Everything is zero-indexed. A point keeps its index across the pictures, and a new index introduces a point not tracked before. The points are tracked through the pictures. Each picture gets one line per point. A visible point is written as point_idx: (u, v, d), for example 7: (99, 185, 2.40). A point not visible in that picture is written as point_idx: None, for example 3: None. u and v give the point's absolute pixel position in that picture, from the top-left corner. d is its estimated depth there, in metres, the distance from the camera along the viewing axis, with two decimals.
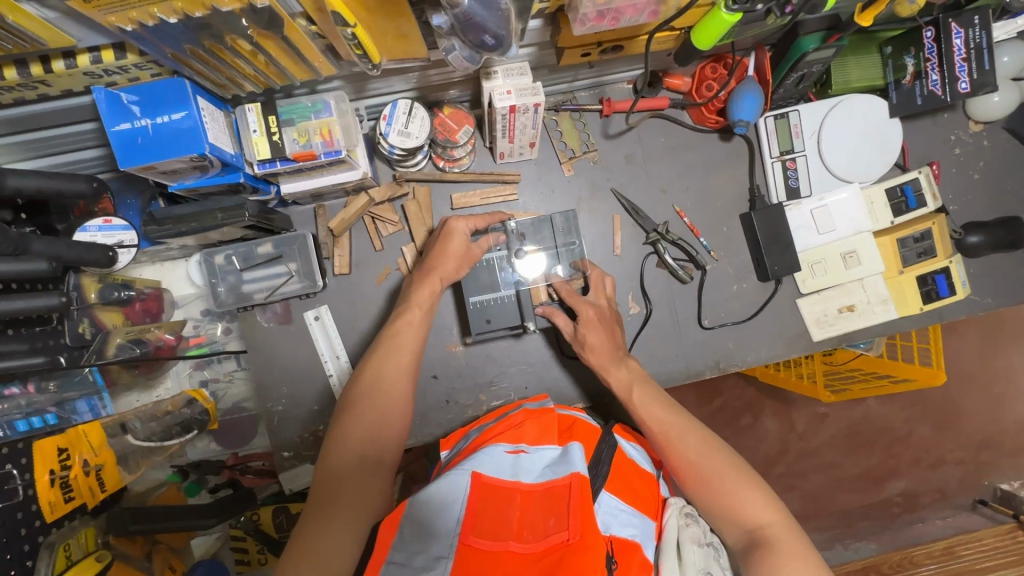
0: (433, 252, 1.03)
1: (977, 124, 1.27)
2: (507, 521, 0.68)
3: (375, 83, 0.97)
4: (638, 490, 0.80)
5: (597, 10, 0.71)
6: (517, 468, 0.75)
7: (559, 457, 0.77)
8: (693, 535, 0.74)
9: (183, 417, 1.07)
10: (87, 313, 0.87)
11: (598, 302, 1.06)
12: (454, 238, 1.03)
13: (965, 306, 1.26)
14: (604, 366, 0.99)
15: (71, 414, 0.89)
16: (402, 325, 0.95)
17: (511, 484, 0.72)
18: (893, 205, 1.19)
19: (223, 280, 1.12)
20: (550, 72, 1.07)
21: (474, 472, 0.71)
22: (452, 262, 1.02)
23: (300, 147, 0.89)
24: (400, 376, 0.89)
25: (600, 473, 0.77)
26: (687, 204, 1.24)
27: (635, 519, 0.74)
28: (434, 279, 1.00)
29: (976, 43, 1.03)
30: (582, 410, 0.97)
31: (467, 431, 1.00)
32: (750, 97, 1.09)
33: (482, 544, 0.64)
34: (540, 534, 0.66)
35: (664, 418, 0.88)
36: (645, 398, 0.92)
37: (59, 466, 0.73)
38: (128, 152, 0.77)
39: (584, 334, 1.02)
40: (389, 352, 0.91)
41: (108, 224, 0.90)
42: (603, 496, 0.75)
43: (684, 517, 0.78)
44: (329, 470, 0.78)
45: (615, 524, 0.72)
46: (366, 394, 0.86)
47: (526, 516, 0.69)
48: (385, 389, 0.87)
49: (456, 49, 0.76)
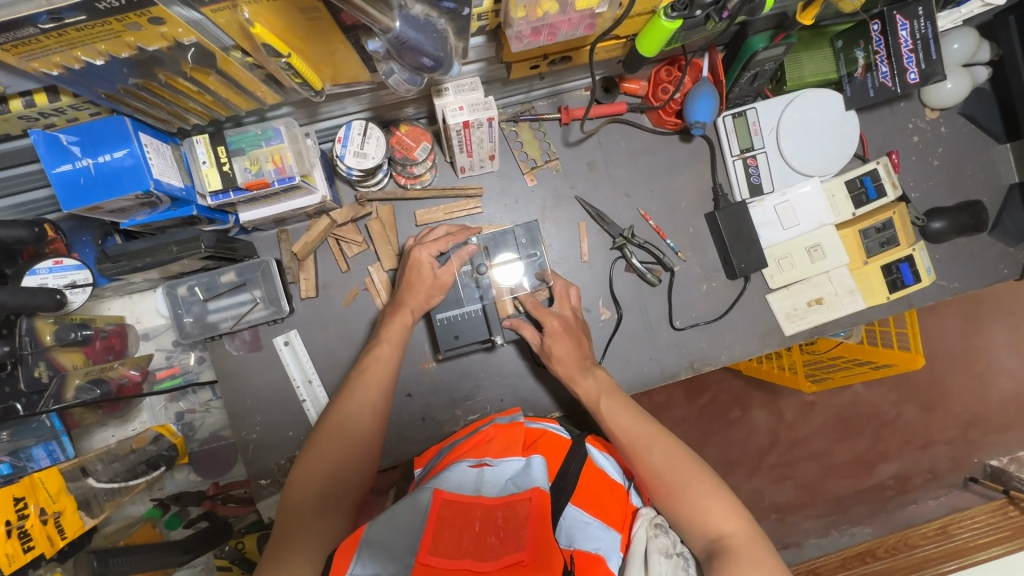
0: (402, 286, 1.05)
1: (933, 110, 1.29)
2: (468, 538, 0.69)
3: (326, 107, 0.96)
4: (605, 502, 0.80)
5: (532, 26, 0.72)
6: (480, 484, 0.77)
7: (521, 470, 0.79)
8: (661, 546, 0.76)
9: (148, 455, 1.07)
10: (44, 356, 0.87)
11: (563, 313, 1.06)
12: (422, 270, 1.03)
13: (933, 292, 1.27)
14: (571, 377, 1.00)
15: (26, 463, 0.86)
16: (371, 360, 0.98)
17: (473, 498, 0.74)
18: (853, 197, 1.20)
19: (189, 310, 1.12)
20: (503, 85, 1.07)
21: (435, 489, 0.73)
22: (423, 292, 1.03)
23: (252, 176, 0.89)
24: (366, 412, 0.91)
25: (566, 486, 0.79)
26: (652, 206, 1.24)
27: (602, 531, 0.75)
28: (406, 313, 1.03)
29: (921, 33, 1.03)
30: (554, 422, 0.98)
31: (440, 449, 1.00)
32: (704, 99, 1.09)
33: (439, 561, 0.64)
34: (499, 551, 0.66)
35: (633, 428, 0.89)
36: (614, 407, 0.93)
37: (15, 516, 0.71)
38: (70, 194, 0.76)
39: (550, 347, 1.03)
40: (355, 388, 0.94)
41: (59, 265, 0.88)
42: (569, 509, 0.77)
43: (653, 527, 0.79)
44: (292, 504, 0.80)
45: (580, 538, 0.73)
46: (333, 429, 0.88)
47: (487, 531, 0.70)
48: (350, 427, 0.89)
49: (395, 72, 0.76)
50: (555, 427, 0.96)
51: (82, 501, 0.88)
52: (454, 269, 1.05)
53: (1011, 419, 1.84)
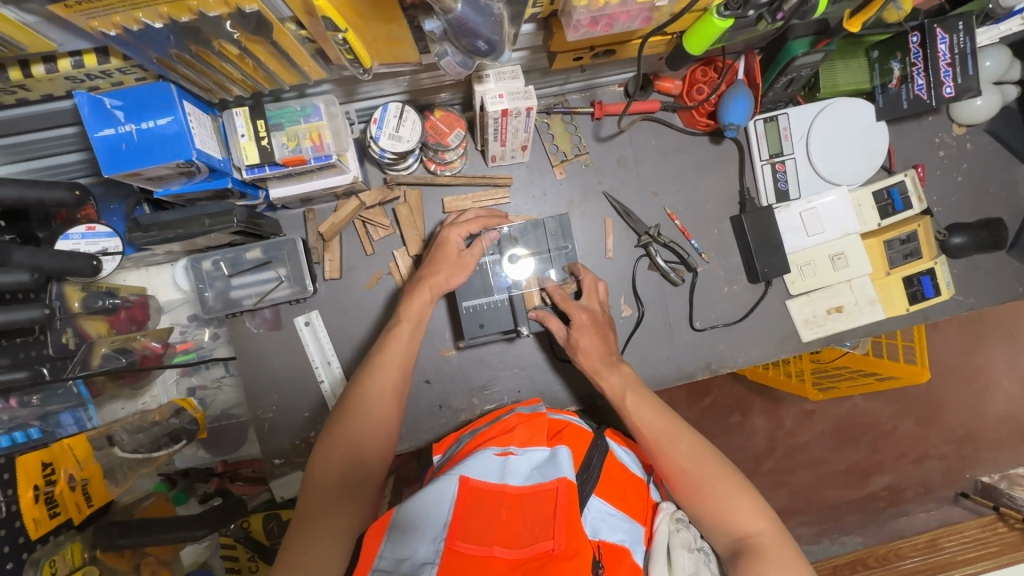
0: (426, 263, 1.04)
1: (960, 126, 1.29)
2: (494, 525, 0.69)
3: (365, 87, 0.95)
4: (628, 496, 0.81)
5: (591, 16, 0.71)
6: (505, 472, 0.76)
7: (546, 460, 0.78)
8: (684, 540, 0.77)
9: (171, 428, 1.06)
10: (71, 323, 0.86)
11: (590, 307, 1.06)
12: (449, 248, 1.03)
13: (950, 306, 1.29)
14: (596, 370, 1.00)
15: (55, 429, 0.86)
16: (391, 340, 0.95)
17: (498, 487, 0.74)
18: (879, 208, 1.21)
19: (211, 286, 1.10)
20: (541, 75, 1.06)
21: (461, 477, 0.72)
22: (445, 271, 1.02)
23: (289, 152, 0.88)
24: (386, 396, 0.89)
25: (590, 478, 0.79)
26: (678, 206, 1.25)
27: (625, 524, 0.76)
28: (425, 290, 1.00)
29: (960, 48, 1.04)
30: (574, 414, 0.98)
31: (459, 436, 1.00)
32: (740, 101, 1.09)
33: (469, 549, 0.64)
34: (526, 541, 0.66)
35: (657, 424, 0.89)
36: (638, 403, 0.93)
37: (43, 482, 0.71)
38: (112, 158, 0.75)
39: (576, 340, 1.03)
40: (375, 369, 0.91)
41: (92, 232, 0.88)
42: (593, 501, 0.76)
43: (675, 522, 0.80)
44: (314, 488, 0.80)
45: (604, 529, 0.73)
46: (353, 410, 0.87)
47: (514, 519, 0.70)
48: (371, 409, 0.87)
49: (448, 54, 0.75)
50: (577, 419, 0.96)
51: (108, 470, 0.88)
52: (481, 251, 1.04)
53: (1005, 436, 1.87)
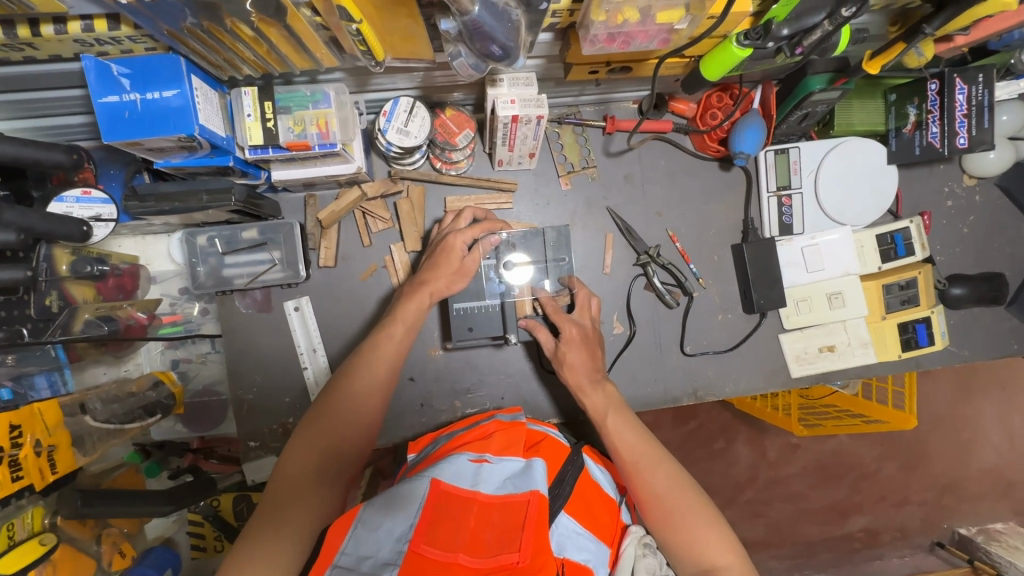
0: (427, 266, 1.01)
1: (971, 178, 1.28)
2: (461, 532, 0.67)
3: (378, 78, 0.94)
4: (599, 517, 0.79)
5: (608, 32, 0.70)
6: (477, 479, 0.75)
7: (520, 471, 0.76)
8: (649, 566, 0.77)
9: (147, 400, 1.05)
10: (57, 286, 0.85)
11: (581, 322, 1.05)
12: (451, 254, 1.00)
13: (942, 356, 1.28)
14: (580, 387, 0.99)
15: (28, 391, 0.85)
16: (382, 338, 0.92)
17: (469, 494, 0.72)
18: (882, 251, 1.20)
19: (204, 261, 1.09)
20: (556, 84, 1.05)
21: (433, 480, 0.71)
22: (446, 277, 0.99)
23: (294, 137, 0.88)
24: (372, 394, 0.88)
25: (562, 494, 0.77)
26: (681, 228, 1.24)
27: (593, 544, 0.75)
28: (424, 294, 0.97)
29: (977, 100, 1.03)
30: (554, 426, 0.96)
31: (436, 436, 0.98)
32: (752, 130, 1.08)
33: (433, 553, 0.63)
34: (492, 551, 0.65)
35: (637, 447, 0.88)
36: (619, 424, 0.91)
37: (8, 445, 0.70)
38: (113, 125, 0.74)
39: (563, 354, 1.02)
40: (365, 365, 0.89)
41: (87, 196, 0.87)
42: (561, 517, 0.75)
43: (642, 547, 0.80)
44: (287, 477, 0.78)
45: (570, 547, 0.72)
46: (337, 402, 0.85)
47: (481, 528, 0.68)
48: (356, 404, 0.86)
49: (461, 56, 0.75)
50: (556, 432, 0.94)
51: (77, 437, 0.86)
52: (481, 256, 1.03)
53: (986, 490, 1.86)
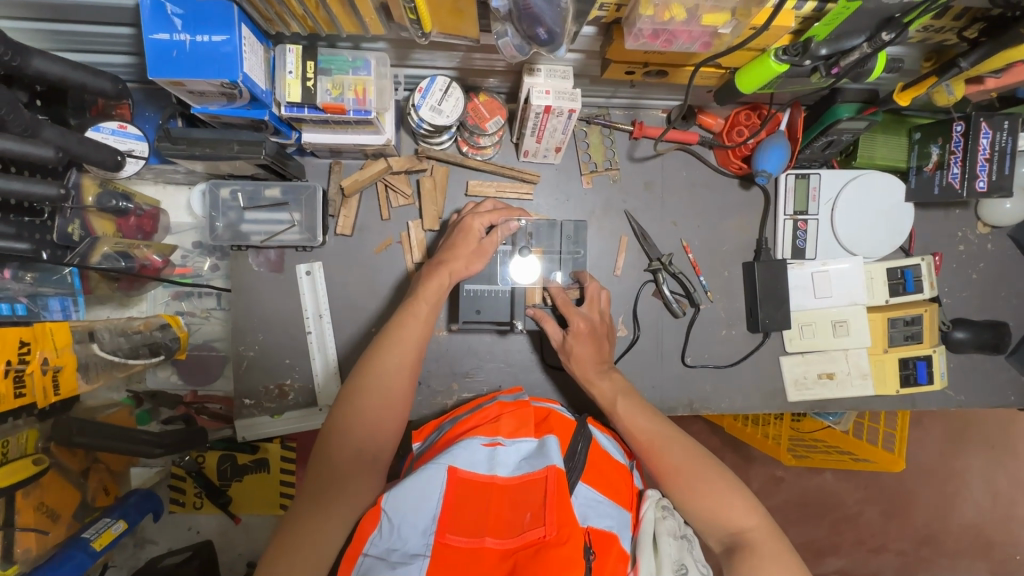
0: (445, 247, 1.01)
1: (984, 226, 1.30)
2: (484, 516, 0.69)
3: (419, 54, 0.95)
4: (614, 483, 0.81)
5: (653, 28, 0.72)
6: (493, 462, 0.76)
7: (535, 450, 0.78)
8: (669, 528, 0.77)
9: (153, 340, 1.04)
10: (80, 215, 0.86)
11: (590, 317, 1.06)
12: (469, 236, 1.01)
13: (937, 398, 1.29)
14: (588, 379, 1.01)
15: (42, 311, 0.86)
16: (407, 318, 0.91)
17: (487, 478, 0.73)
18: (890, 285, 1.21)
19: (223, 216, 1.10)
20: (590, 82, 1.07)
21: (449, 467, 0.72)
22: (464, 258, 0.99)
23: (331, 99, 0.89)
24: (402, 376, 0.86)
25: (576, 466, 0.78)
26: (695, 240, 1.25)
27: (613, 511, 0.75)
28: (444, 273, 0.97)
29: (1000, 146, 1.05)
30: (558, 403, 0.99)
31: (440, 423, 0.99)
32: (776, 151, 1.10)
33: (459, 541, 0.66)
34: (516, 531, 0.67)
35: (650, 427, 0.90)
36: (629, 408, 0.93)
37: (16, 359, 0.70)
38: (160, 63, 0.76)
39: (571, 346, 1.03)
40: (392, 346, 0.88)
41: (122, 130, 0.89)
42: (580, 488, 0.76)
43: (661, 509, 0.80)
44: (326, 463, 0.78)
45: (592, 515, 0.73)
46: (370, 386, 0.84)
47: (502, 509, 0.70)
48: (388, 388, 0.84)
49: (508, 35, 0.76)
50: (559, 408, 0.96)
51: (83, 364, 0.86)
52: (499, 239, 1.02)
53: (965, 546, 1.86)
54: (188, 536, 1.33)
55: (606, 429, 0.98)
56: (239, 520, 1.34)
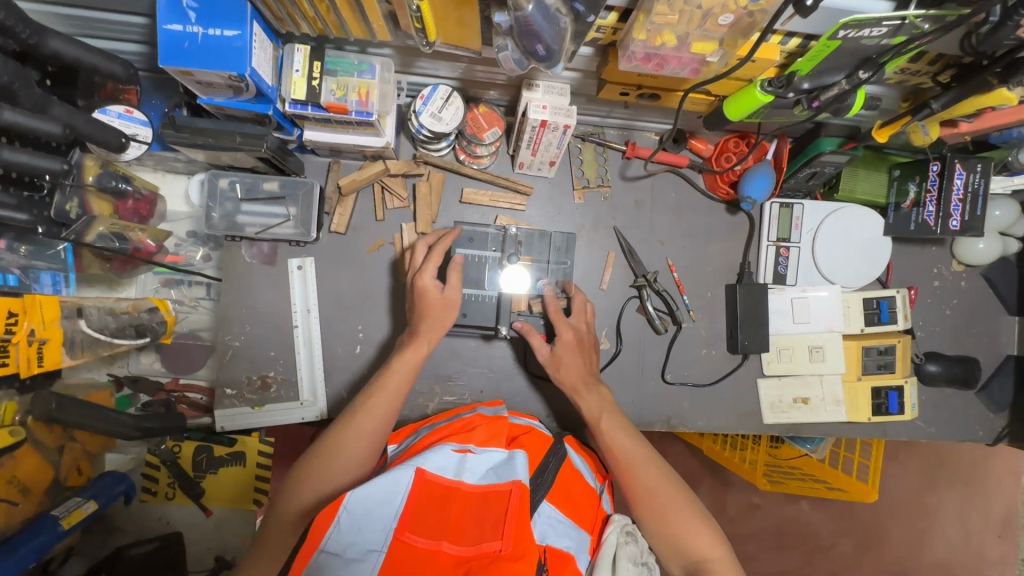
0: (416, 313, 1.01)
1: (959, 264, 1.34)
2: (444, 521, 0.70)
3: (423, 62, 0.99)
4: (579, 505, 0.82)
5: (646, 52, 0.75)
6: (461, 468, 0.77)
7: (503, 462, 0.79)
8: (630, 554, 0.78)
9: (140, 322, 1.04)
10: (79, 194, 0.88)
11: (577, 328, 1.08)
12: (427, 294, 1.00)
13: (909, 429, 1.32)
14: (574, 389, 1.03)
15: (32, 283, 0.87)
16: (378, 388, 0.91)
17: (453, 483, 0.75)
18: (866, 315, 1.25)
19: (220, 206, 1.11)
20: (587, 101, 1.11)
21: (418, 468, 0.73)
22: (433, 322, 0.99)
23: (335, 99, 0.92)
24: (363, 443, 0.86)
25: (544, 483, 0.80)
26: (681, 260, 1.28)
27: (573, 531, 0.77)
28: (420, 343, 0.97)
29: (973, 188, 1.10)
30: (536, 420, 1.01)
31: (417, 427, 0.99)
32: (761, 178, 1.14)
33: (417, 543, 0.66)
34: (473, 540, 0.68)
35: (630, 448, 0.91)
36: (612, 426, 0.94)
37: (3, 329, 0.71)
38: (170, 52, 0.78)
39: (559, 358, 1.05)
40: (358, 413, 0.89)
41: (128, 115, 0.91)
42: (544, 505, 0.77)
43: (624, 534, 0.81)
44: (277, 517, 0.82)
45: (552, 535, 0.74)
46: (329, 450, 0.85)
47: (463, 516, 0.71)
48: (347, 453, 0.85)
49: (508, 49, 0.79)
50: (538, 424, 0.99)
51: (69, 340, 0.86)
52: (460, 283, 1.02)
53: None
54: (158, 527, 1.32)
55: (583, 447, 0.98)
56: (211, 513, 1.33)
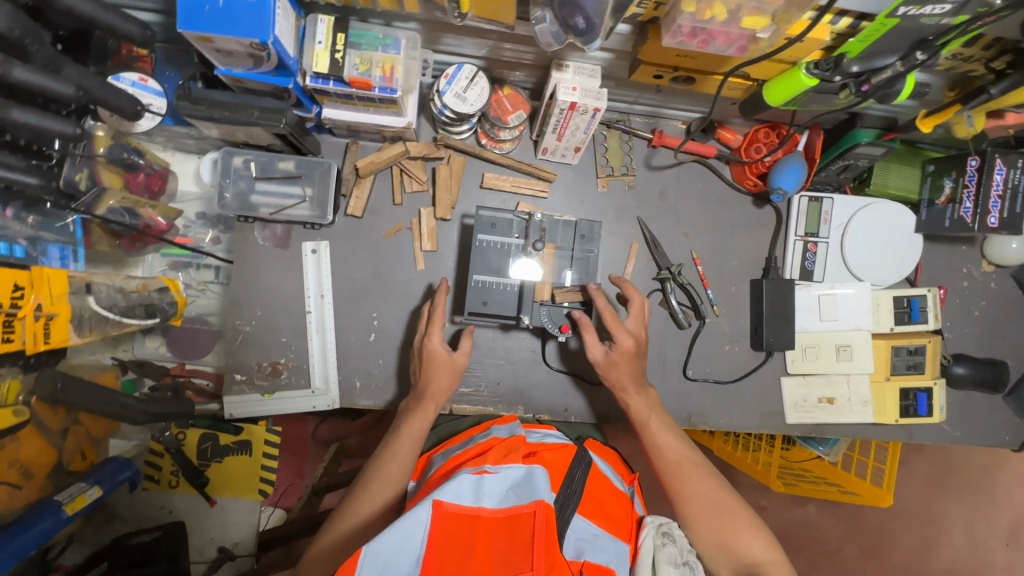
0: (421, 375, 1.00)
1: (989, 264, 1.31)
2: (469, 557, 0.62)
3: (449, 38, 0.95)
4: (611, 513, 0.78)
5: (693, 25, 0.72)
6: (479, 493, 0.68)
7: (523, 479, 0.71)
8: (669, 556, 0.76)
9: (151, 302, 0.99)
10: (88, 164, 0.85)
11: (635, 333, 1.01)
12: (434, 358, 0.99)
13: (934, 432, 1.28)
14: (624, 388, 1.00)
15: (40, 256, 0.88)
16: (387, 456, 0.90)
17: (473, 511, 0.66)
18: (896, 313, 1.21)
19: (234, 184, 1.07)
20: (616, 84, 1.07)
21: (434, 502, 0.64)
22: (438, 384, 0.98)
23: (359, 74, 0.88)
24: (374, 517, 0.84)
25: (571, 499, 0.74)
26: (705, 252, 1.24)
27: (610, 544, 0.73)
28: (427, 405, 0.96)
29: (1013, 184, 1.06)
30: (552, 431, 0.98)
31: (431, 458, 0.92)
32: (794, 169, 1.10)
33: None
34: (503, 574, 0.60)
35: (678, 447, 0.92)
36: (661, 424, 0.96)
37: (6, 303, 0.68)
38: (190, 17, 0.75)
39: (614, 363, 0.99)
40: (368, 486, 0.87)
41: (142, 83, 0.90)
42: (575, 521, 0.73)
43: (660, 536, 0.79)
44: None
45: (588, 549, 0.69)
46: (343, 525, 0.83)
47: (489, 547, 0.63)
48: (358, 529, 0.83)
49: (545, 22, 0.76)
50: (554, 435, 0.95)
51: (76, 316, 0.83)
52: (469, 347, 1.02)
53: None
54: (160, 516, 1.28)
55: (605, 450, 0.96)
56: (214, 503, 1.30)
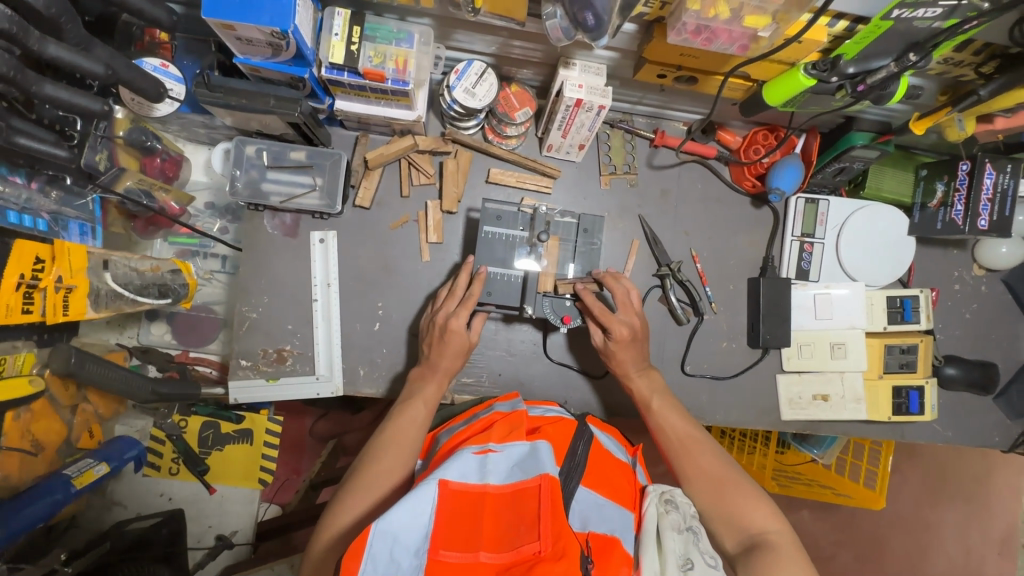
0: (431, 349, 1.03)
1: (980, 268, 1.34)
2: (477, 529, 0.64)
3: (460, 34, 0.98)
4: (616, 483, 0.80)
5: (697, 23, 0.75)
6: (484, 471, 0.70)
7: (527, 456, 0.73)
8: (672, 522, 0.76)
9: (164, 282, 1.04)
10: (108, 146, 0.89)
11: (630, 321, 1.04)
12: (448, 337, 1.02)
13: (926, 432, 1.31)
14: (627, 372, 1.05)
15: (61, 231, 0.91)
16: (404, 419, 0.92)
17: (479, 488, 0.68)
18: (889, 313, 1.24)
19: (245, 172, 1.08)
20: (621, 83, 1.10)
21: (440, 480, 0.65)
22: (451, 358, 1.02)
23: (372, 66, 0.91)
24: (394, 474, 0.84)
25: (575, 470, 0.77)
26: (704, 251, 1.27)
27: (614, 511, 0.75)
28: (439, 377, 1.01)
29: (1002, 188, 1.09)
30: (553, 407, 0.99)
31: (437, 434, 0.92)
32: (791, 170, 1.13)
33: (454, 558, 0.60)
34: (510, 542, 0.63)
35: (681, 427, 0.96)
36: (664, 406, 1.00)
37: (29, 274, 0.78)
38: (213, 4, 0.77)
39: (613, 350, 1.05)
40: (386, 446, 0.87)
41: (163, 68, 0.92)
42: (579, 492, 0.75)
43: (664, 504, 0.80)
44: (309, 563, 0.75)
45: (593, 520, 0.72)
46: (364, 480, 0.82)
47: (496, 520, 0.65)
48: (380, 484, 0.82)
49: (556, 17, 0.79)
50: (556, 410, 0.97)
51: None
52: (480, 326, 1.06)
53: None
54: (159, 503, 1.29)
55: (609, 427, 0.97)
56: (214, 491, 1.30)
